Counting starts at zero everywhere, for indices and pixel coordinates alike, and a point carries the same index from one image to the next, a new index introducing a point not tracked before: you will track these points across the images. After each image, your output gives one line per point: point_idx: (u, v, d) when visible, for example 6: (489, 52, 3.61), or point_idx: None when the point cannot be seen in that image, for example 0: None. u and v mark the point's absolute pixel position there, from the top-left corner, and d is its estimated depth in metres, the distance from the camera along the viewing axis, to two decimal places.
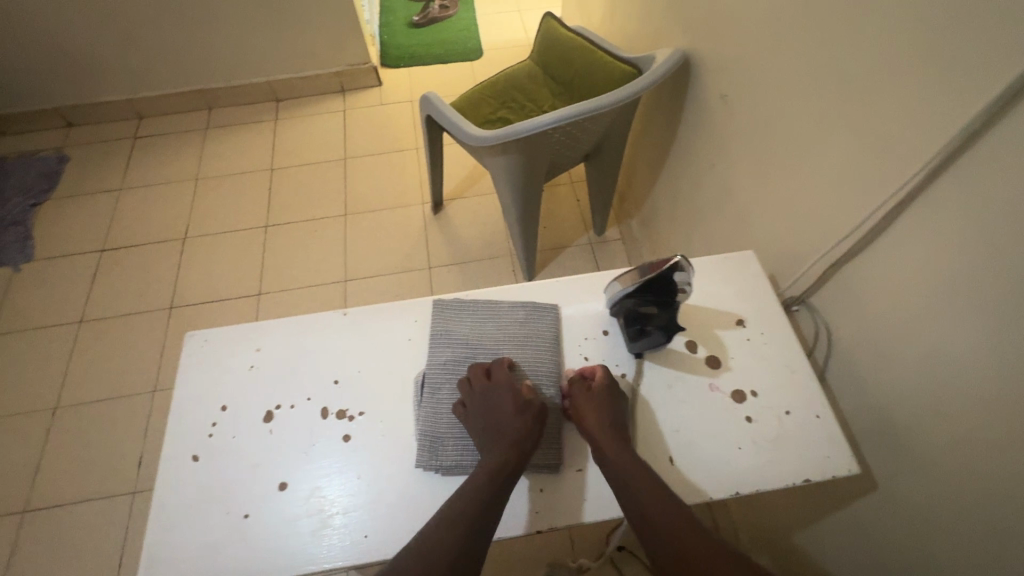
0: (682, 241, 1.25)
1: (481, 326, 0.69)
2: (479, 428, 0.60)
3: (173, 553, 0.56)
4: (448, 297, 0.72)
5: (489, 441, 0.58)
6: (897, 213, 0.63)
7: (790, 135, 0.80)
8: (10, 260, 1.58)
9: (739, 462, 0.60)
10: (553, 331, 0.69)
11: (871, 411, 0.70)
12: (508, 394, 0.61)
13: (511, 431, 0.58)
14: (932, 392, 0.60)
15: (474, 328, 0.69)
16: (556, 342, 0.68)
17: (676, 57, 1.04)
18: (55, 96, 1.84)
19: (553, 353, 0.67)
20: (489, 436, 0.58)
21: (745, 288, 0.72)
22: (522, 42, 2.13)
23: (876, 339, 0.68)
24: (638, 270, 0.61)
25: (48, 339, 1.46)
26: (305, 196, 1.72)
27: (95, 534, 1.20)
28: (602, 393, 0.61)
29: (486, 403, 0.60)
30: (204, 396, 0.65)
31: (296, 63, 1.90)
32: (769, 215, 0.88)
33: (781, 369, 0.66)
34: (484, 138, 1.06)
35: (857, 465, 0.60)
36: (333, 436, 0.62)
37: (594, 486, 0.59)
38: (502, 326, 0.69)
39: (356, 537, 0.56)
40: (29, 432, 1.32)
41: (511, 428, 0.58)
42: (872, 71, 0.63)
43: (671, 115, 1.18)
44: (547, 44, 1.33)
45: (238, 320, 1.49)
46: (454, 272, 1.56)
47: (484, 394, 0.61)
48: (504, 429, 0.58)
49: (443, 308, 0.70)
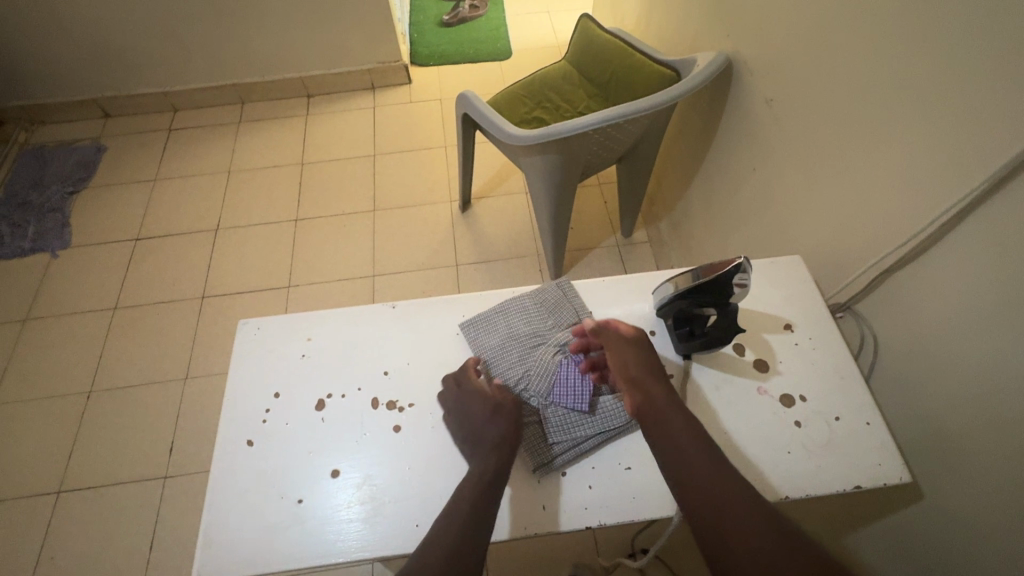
0: (715, 245, 1.24)
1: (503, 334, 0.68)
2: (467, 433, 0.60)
3: (229, 534, 0.57)
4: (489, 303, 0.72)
5: (475, 443, 0.59)
6: (950, 226, 0.61)
7: (837, 141, 0.79)
8: (48, 245, 1.62)
9: (788, 466, 0.59)
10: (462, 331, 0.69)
11: (916, 424, 0.68)
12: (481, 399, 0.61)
13: (495, 431, 0.58)
14: (981, 406, 0.59)
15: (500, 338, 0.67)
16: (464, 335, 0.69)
17: (719, 60, 1.03)
18: (94, 87, 1.88)
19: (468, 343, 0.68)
20: (474, 439, 0.59)
21: (794, 293, 0.72)
22: (552, 44, 2.14)
23: (924, 350, 0.66)
24: (691, 275, 0.62)
25: (85, 324, 1.49)
26: (334, 191, 1.75)
27: (126, 517, 1.22)
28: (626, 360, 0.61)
29: (473, 409, 0.60)
30: (258, 382, 0.66)
31: (328, 60, 1.92)
32: (812, 221, 0.87)
33: (830, 375, 0.65)
34: (521, 137, 1.06)
35: (909, 475, 0.59)
36: (384, 427, 0.63)
37: (643, 485, 0.59)
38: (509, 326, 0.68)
39: (408, 526, 0.57)
40: (63, 415, 1.35)
41: (495, 427, 0.58)
42: (928, 80, 0.62)
43: (709, 118, 1.18)
44: (584, 46, 1.34)
45: (268, 311, 1.52)
46: (481, 270, 1.57)
47: (467, 399, 0.61)
48: (487, 431, 0.58)
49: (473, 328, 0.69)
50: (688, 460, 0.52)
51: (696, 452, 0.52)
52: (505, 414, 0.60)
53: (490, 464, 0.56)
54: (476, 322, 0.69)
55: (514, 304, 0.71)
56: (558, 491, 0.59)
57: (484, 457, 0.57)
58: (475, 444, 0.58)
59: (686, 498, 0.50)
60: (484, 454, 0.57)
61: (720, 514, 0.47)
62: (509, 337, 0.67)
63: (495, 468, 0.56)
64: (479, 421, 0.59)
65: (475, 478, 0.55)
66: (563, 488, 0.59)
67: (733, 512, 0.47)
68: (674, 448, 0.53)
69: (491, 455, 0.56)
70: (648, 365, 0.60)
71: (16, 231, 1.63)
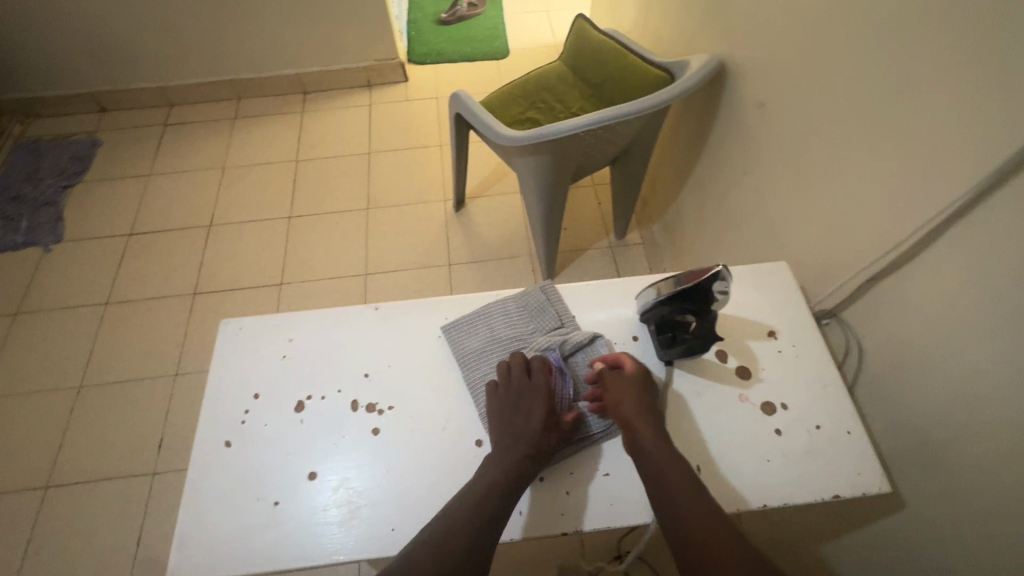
0: (707, 248, 1.24)
1: (487, 337, 0.67)
2: (499, 427, 0.60)
3: (205, 536, 0.57)
4: (473, 306, 0.72)
5: (503, 439, 0.58)
6: (937, 233, 0.61)
7: (827, 146, 0.79)
8: (41, 239, 1.62)
9: (768, 474, 0.59)
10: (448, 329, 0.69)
11: (899, 431, 0.68)
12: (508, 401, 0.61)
13: (526, 425, 0.58)
14: (965, 415, 0.59)
15: (483, 341, 0.67)
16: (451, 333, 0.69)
17: (712, 63, 1.03)
18: (91, 81, 1.87)
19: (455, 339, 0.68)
20: (506, 432, 0.59)
21: (777, 299, 0.72)
22: (549, 43, 2.13)
23: (908, 357, 0.66)
24: (673, 281, 0.62)
25: (76, 319, 1.49)
26: (328, 189, 1.74)
27: (114, 512, 1.22)
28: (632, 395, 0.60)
29: (512, 404, 0.61)
30: (238, 383, 0.66)
31: (324, 57, 1.91)
32: (801, 226, 0.87)
33: (813, 383, 0.65)
34: (512, 137, 1.06)
35: (888, 484, 0.59)
36: (363, 429, 0.63)
37: (620, 491, 0.59)
38: (495, 328, 0.68)
39: (383, 530, 0.57)
40: (53, 409, 1.35)
41: (528, 421, 0.58)
42: (920, 85, 0.62)
43: (702, 121, 1.17)
44: (579, 47, 1.33)
45: (259, 308, 1.51)
46: (474, 270, 1.57)
47: (513, 392, 0.62)
48: (518, 426, 0.58)
49: (454, 330, 0.69)
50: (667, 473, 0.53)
51: (670, 466, 0.54)
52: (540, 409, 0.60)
53: (516, 461, 0.56)
54: (459, 324, 0.69)
55: (497, 308, 0.70)
56: (536, 495, 0.58)
57: (505, 455, 0.57)
58: (506, 439, 0.58)
59: (665, 513, 0.52)
60: (507, 450, 0.57)
61: (699, 527, 0.49)
62: (492, 340, 0.67)
63: (521, 466, 0.55)
64: (517, 414, 0.60)
65: (499, 479, 0.55)
66: (540, 494, 0.59)
67: (710, 528, 0.49)
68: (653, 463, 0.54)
69: (518, 451, 0.56)
70: (640, 384, 0.61)
71: (8, 224, 1.63)
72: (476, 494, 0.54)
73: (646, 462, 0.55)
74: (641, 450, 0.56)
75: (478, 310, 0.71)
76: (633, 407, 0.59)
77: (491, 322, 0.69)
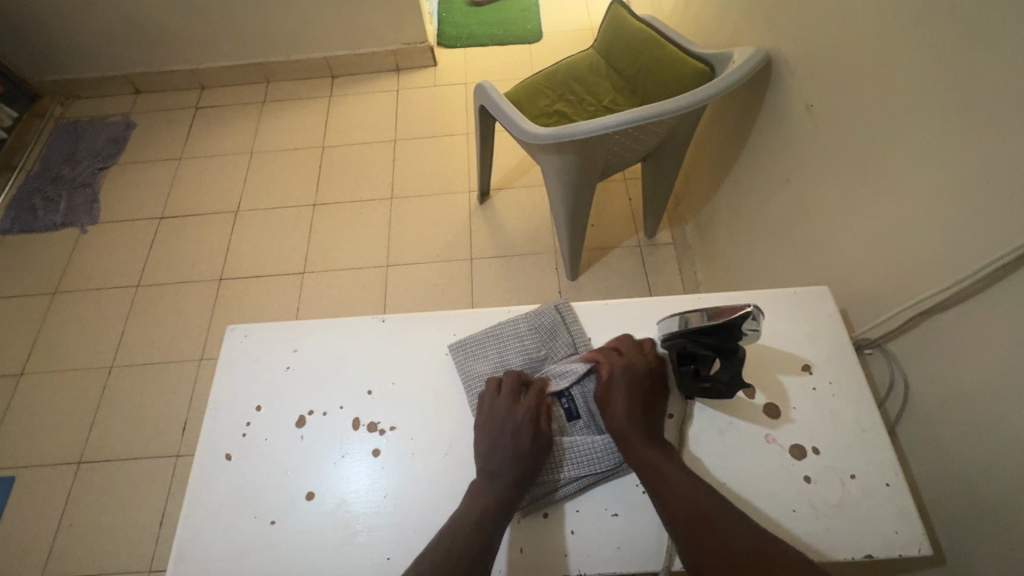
0: (743, 255, 1.16)
1: (493, 358, 0.64)
2: (482, 448, 0.57)
3: (202, 551, 0.56)
4: (480, 326, 0.68)
5: (489, 455, 0.57)
6: (1005, 272, 0.54)
7: (880, 159, 0.71)
8: (78, 220, 1.66)
9: (792, 525, 0.55)
10: (456, 343, 0.67)
11: (948, 483, 0.61)
12: (504, 419, 0.58)
13: (513, 444, 0.56)
14: (1020, 477, 0.52)
15: (489, 363, 0.64)
16: (459, 348, 0.66)
17: (757, 57, 0.94)
18: (127, 64, 1.90)
19: (462, 356, 0.65)
20: (492, 451, 0.57)
21: (816, 331, 0.66)
22: (584, 26, 2.04)
23: (963, 405, 0.59)
24: (701, 314, 0.56)
25: (108, 300, 1.53)
26: (353, 177, 1.72)
27: (140, 492, 1.27)
28: (626, 419, 0.57)
29: (493, 420, 0.58)
30: (241, 394, 0.65)
31: (353, 40, 1.88)
32: (849, 243, 0.79)
33: (850, 427, 0.59)
34: (537, 135, 1.00)
35: (930, 547, 0.53)
36: (363, 449, 0.61)
37: (630, 535, 0.55)
38: (503, 348, 0.65)
39: (380, 559, 0.55)
40: (87, 387, 1.40)
41: (510, 442, 0.56)
42: (1001, 96, 0.53)
43: (743, 119, 1.09)
44: (613, 34, 1.25)
45: (280, 296, 1.52)
46: (496, 265, 1.53)
47: (492, 409, 0.59)
48: (502, 446, 0.56)
49: (459, 351, 0.66)
50: (677, 502, 0.51)
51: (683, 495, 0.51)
52: (530, 428, 0.57)
53: (501, 486, 0.53)
54: (466, 344, 0.66)
55: (508, 327, 0.67)
56: (537, 532, 0.56)
57: (489, 479, 0.55)
58: (491, 459, 0.56)
59: (684, 536, 0.49)
60: (494, 467, 0.55)
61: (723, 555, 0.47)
62: (498, 361, 0.64)
63: (512, 486, 0.54)
64: (502, 434, 0.57)
65: (485, 498, 0.53)
66: (541, 532, 0.56)
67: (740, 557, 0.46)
68: (664, 484, 0.52)
69: (505, 475, 0.54)
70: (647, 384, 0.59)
71: (48, 205, 1.68)
72: (467, 513, 0.53)
73: (651, 476, 0.53)
74: (640, 467, 0.54)
75: (488, 328, 0.67)
76: (628, 404, 0.57)
77: (499, 343, 0.66)
